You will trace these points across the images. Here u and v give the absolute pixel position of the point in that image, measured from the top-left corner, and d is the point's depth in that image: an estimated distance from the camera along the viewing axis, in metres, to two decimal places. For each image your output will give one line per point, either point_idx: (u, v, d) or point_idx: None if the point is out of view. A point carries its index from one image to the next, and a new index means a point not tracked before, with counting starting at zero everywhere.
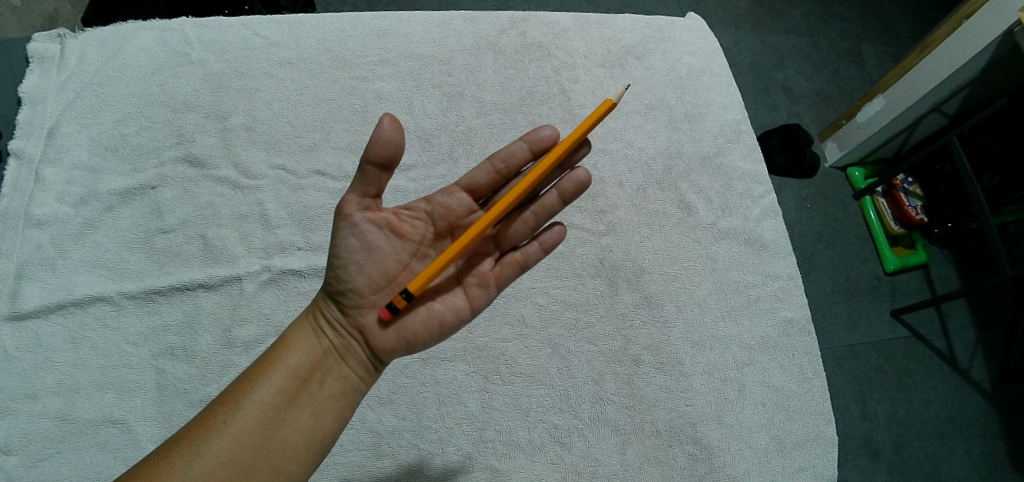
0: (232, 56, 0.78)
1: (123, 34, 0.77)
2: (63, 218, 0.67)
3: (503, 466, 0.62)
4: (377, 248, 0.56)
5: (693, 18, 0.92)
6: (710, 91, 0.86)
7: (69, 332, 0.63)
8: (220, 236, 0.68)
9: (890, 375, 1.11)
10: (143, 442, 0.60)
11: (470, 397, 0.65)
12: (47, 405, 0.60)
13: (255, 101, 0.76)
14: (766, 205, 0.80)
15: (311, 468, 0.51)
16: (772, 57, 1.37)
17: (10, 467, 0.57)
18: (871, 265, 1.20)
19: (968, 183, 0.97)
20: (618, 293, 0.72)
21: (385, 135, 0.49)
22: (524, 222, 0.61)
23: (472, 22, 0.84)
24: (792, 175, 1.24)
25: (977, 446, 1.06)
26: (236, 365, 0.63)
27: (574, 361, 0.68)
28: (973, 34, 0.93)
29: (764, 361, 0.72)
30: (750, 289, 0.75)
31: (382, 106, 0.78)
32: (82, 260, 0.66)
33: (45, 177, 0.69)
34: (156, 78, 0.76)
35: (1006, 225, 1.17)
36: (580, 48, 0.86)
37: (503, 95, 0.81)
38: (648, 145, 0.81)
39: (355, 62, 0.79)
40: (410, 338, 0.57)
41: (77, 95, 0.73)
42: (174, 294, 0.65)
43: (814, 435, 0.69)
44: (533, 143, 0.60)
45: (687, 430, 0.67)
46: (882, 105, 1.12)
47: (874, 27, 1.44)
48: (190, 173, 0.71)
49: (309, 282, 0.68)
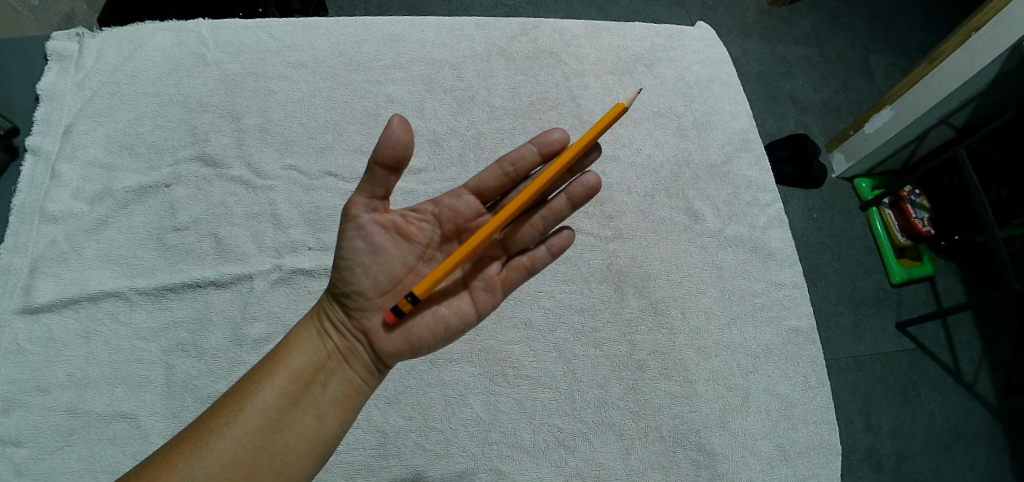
0: (247, 57, 0.79)
1: (141, 34, 0.79)
2: (78, 213, 0.69)
3: (508, 468, 0.63)
4: (383, 251, 0.57)
5: (703, 27, 0.92)
6: (719, 100, 0.87)
7: (81, 326, 0.64)
8: (232, 235, 0.69)
9: (895, 386, 1.10)
10: (152, 437, 0.60)
11: (476, 398, 0.65)
12: (58, 398, 0.61)
13: (268, 102, 0.77)
14: (773, 214, 0.81)
15: (312, 470, 0.52)
16: (780, 67, 1.38)
17: (21, 459, 0.58)
18: (878, 275, 1.19)
19: (977, 196, 0.97)
20: (624, 299, 0.72)
21: (395, 136, 0.50)
22: (532, 226, 0.61)
23: (484, 28, 0.85)
24: (798, 185, 1.24)
25: (982, 460, 1.06)
26: (245, 362, 0.64)
27: (580, 365, 0.68)
28: (983, 45, 0.93)
29: (769, 370, 0.72)
30: (757, 297, 0.75)
31: (394, 110, 0.79)
32: (96, 255, 0.67)
33: (60, 173, 0.70)
34: (172, 78, 0.77)
35: (1014, 239, 1.17)
36: (590, 55, 0.87)
37: (513, 100, 0.82)
38: (657, 152, 0.82)
39: (367, 65, 0.80)
40: (415, 342, 0.57)
41: (94, 94, 0.74)
42: (185, 291, 0.66)
43: (818, 444, 0.69)
44: (543, 146, 0.60)
45: (692, 436, 0.67)
46: (890, 116, 1.12)
47: (883, 37, 1.44)
48: (203, 172, 0.72)
49: (319, 282, 0.68)
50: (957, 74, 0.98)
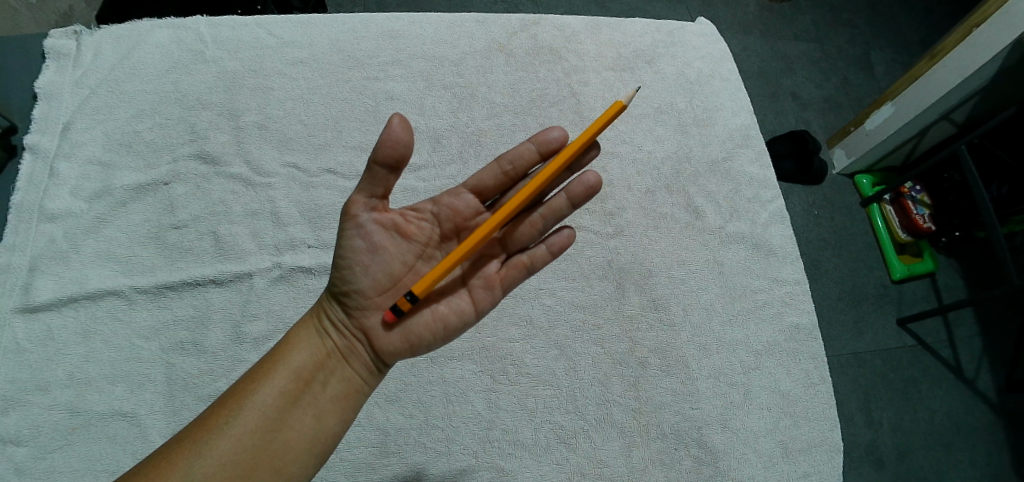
0: (245, 55, 0.78)
1: (139, 31, 0.78)
2: (76, 212, 0.68)
3: (508, 465, 0.62)
4: (382, 249, 0.56)
5: (704, 22, 0.92)
6: (719, 96, 0.86)
7: (81, 325, 0.64)
8: (231, 233, 0.69)
9: (895, 383, 1.10)
10: (152, 436, 0.60)
11: (477, 396, 0.65)
12: (57, 397, 0.60)
13: (267, 100, 0.76)
14: (774, 210, 0.81)
15: (312, 469, 0.51)
16: (780, 63, 1.37)
17: (21, 458, 0.58)
18: (879, 272, 1.19)
19: (979, 192, 0.96)
20: (625, 296, 0.72)
21: (395, 136, 0.49)
22: (531, 224, 0.61)
23: (483, 24, 0.85)
24: (799, 181, 1.24)
25: (981, 456, 1.06)
26: (245, 361, 0.64)
27: (581, 362, 0.68)
28: (985, 41, 0.93)
29: (770, 366, 0.72)
30: (758, 293, 0.75)
31: (393, 107, 0.78)
32: (96, 253, 0.67)
33: (58, 172, 0.70)
34: (170, 75, 0.76)
35: (1014, 235, 1.17)
36: (591, 50, 0.86)
37: (513, 96, 0.82)
38: (657, 149, 0.81)
39: (366, 62, 0.80)
40: (414, 340, 0.57)
41: (92, 92, 0.74)
42: (185, 289, 0.66)
43: (819, 441, 0.69)
44: (542, 144, 0.60)
45: (693, 433, 0.67)
46: (891, 112, 1.12)
47: (884, 33, 1.44)
48: (202, 169, 0.72)
49: (318, 279, 0.68)
50: (958, 70, 0.98)
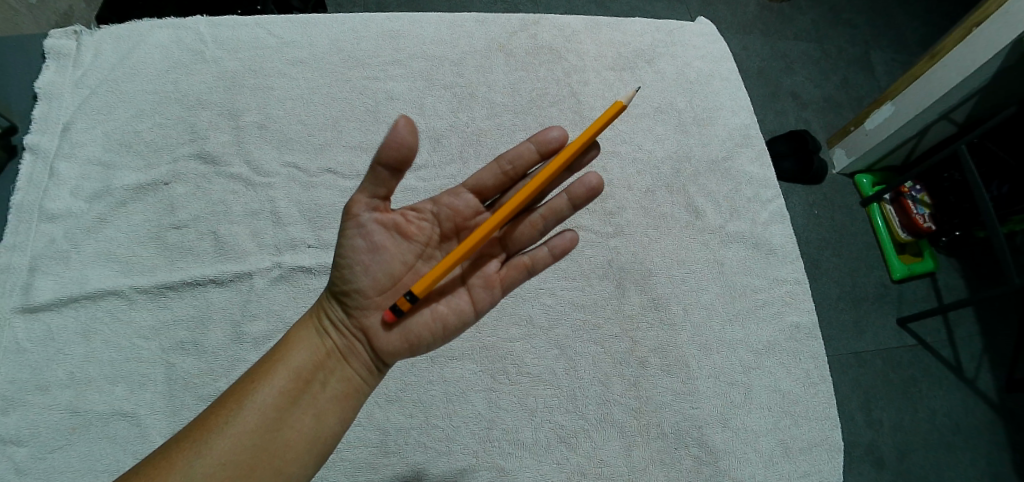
0: (245, 55, 0.78)
1: (139, 31, 0.78)
2: (76, 212, 0.68)
3: (509, 465, 0.62)
4: (383, 249, 0.56)
5: (704, 22, 0.92)
6: (719, 95, 0.86)
7: (81, 325, 0.64)
8: (231, 233, 0.69)
9: (896, 382, 1.10)
10: (153, 436, 0.60)
11: (477, 396, 0.65)
12: (57, 397, 0.60)
13: (267, 100, 0.76)
14: (774, 209, 0.80)
15: (312, 469, 0.51)
16: (780, 63, 1.37)
17: (21, 459, 0.58)
18: (879, 271, 1.19)
19: (979, 192, 0.96)
20: (625, 295, 0.72)
21: (400, 137, 0.49)
22: (531, 224, 0.61)
23: (483, 24, 0.85)
24: (799, 181, 1.24)
25: (982, 456, 1.06)
26: (245, 361, 0.64)
27: (581, 362, 0.68)
28: (984, 41, 0.93)
29: (770, 366, 0.72)
30: (758, 293, 0.75)
31: (393, 106, 0.78)
32: (96, 253, 0.67)
33: (59, 172, 0.70)
34: (170, 75, 0.76)
35: (1014, 235, 1.17)
36: (591, 50, 0.86)
37: (513, 96, 0.82)
38: (657, 148, 0.81)
39: (366, 62, 0.80)
40: (414, 340, 0.57)
41: (92, 92, 0.74)
42: (185, 289, 0.66)
43: (820, 441, 0.69)
44: (541, 144, 0.60)
45: (693, 433, 0.67)
46: (891, 112, 1.12)
47: (883, 33, 1.44)
48: (202, 169, 0.72)
49: (319, 279, 0.68)
50: (958, 70, 0.98)
